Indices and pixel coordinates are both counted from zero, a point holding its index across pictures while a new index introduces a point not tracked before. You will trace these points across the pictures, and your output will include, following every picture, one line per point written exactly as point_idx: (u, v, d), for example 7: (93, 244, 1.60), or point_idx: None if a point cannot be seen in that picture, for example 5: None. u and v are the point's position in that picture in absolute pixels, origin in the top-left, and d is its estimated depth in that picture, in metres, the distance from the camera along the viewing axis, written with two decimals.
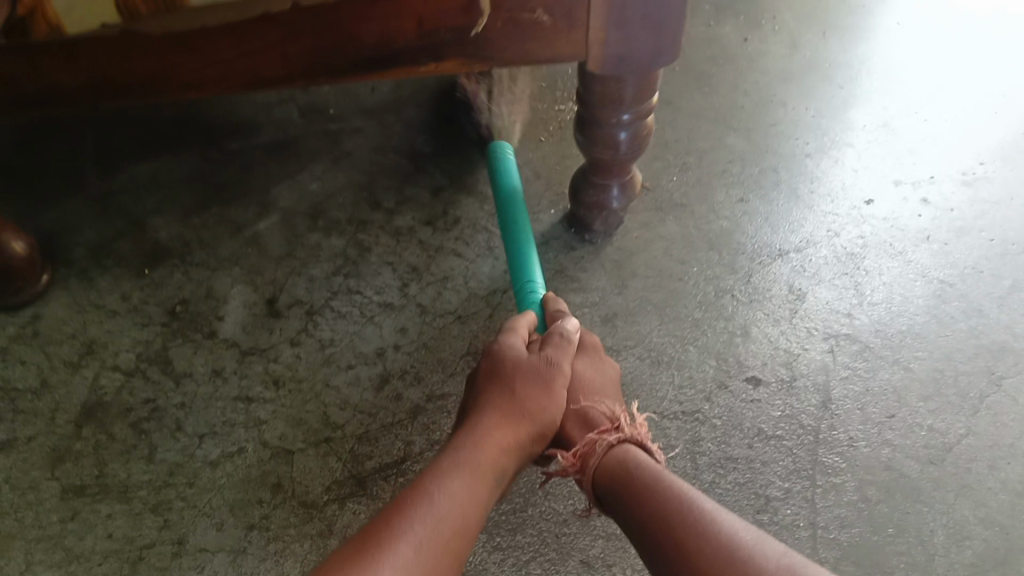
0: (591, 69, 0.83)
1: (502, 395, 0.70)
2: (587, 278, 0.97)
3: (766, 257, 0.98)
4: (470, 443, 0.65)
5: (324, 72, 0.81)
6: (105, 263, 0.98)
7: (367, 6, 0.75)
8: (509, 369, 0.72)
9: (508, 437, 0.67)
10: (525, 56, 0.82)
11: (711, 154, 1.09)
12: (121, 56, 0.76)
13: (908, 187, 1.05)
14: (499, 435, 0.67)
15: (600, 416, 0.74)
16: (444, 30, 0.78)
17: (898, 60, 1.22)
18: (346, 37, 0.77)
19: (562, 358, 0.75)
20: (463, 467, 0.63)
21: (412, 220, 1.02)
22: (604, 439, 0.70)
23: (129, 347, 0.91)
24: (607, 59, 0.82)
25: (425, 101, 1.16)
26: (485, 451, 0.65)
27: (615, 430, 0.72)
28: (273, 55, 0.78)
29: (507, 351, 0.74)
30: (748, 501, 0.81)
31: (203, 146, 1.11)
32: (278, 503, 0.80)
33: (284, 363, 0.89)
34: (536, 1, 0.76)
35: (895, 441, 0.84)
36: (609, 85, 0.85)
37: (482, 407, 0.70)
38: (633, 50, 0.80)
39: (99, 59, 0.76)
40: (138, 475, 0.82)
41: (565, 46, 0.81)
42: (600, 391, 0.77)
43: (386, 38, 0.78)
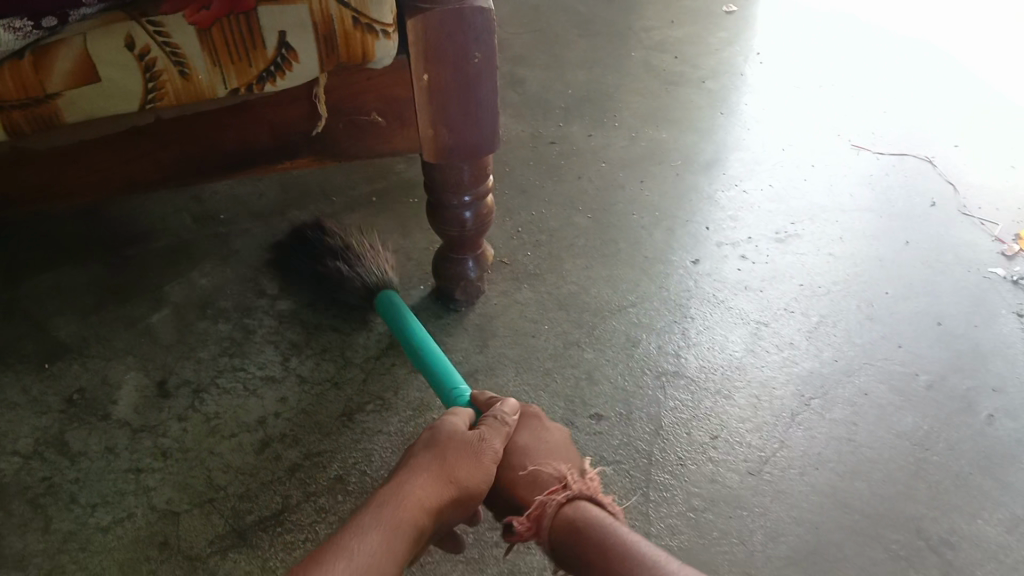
0: (429, 159, 0.96)
1: (436, 459, 0.71)
2: (451, 341, 1.09)
3: (607, 313, 1.13)
4: (395, 500, 0.66)
5: (193, 177, 0.93)
6: (8, 361, 1.07)
7: (222, 115, 0.88)
8: (445, 439, 0.72)
9: (430, 502, 0.67)
10: (370, 152, 0.96)
11: (561, 232, 1.24)
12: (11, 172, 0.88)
13: (728, 247, 1.21)
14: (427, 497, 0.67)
15: (551, 476, 0.75)
16: (293, 131, 0.91)
17: (725, 139, 1.40)
18: (207, 141, 0.89)
19: (496, 436, 0.74)
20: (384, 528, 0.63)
21: (294, 303, 1.14)
22: (553, 499, 0.71)
23: (28, 433, 0.99)
24: (440, 152, 0.95)
25: (307, 204, 1.29)
26: (405, 513, 0.65)
27: (565, 489, 0.73)
28: (148, 162, 0.90)
29: (447, 424, 0.74)
30: None
31: (104, 254, 1.21)
32: (164, 559, 0.87)
33: (172, 437, 0.98)
34: (369, 104, 0.91)
35: (717, 457, 0.98)
36: (448, 173, 0.99)
37: (414, 468, 0.70)
38: (461, 142, 0.94)
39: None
40: (34, 545, 0.89)
41: (402, 139, 0.95)
42: (544, 457, 0.77)
43: (243, 142, 0.90)
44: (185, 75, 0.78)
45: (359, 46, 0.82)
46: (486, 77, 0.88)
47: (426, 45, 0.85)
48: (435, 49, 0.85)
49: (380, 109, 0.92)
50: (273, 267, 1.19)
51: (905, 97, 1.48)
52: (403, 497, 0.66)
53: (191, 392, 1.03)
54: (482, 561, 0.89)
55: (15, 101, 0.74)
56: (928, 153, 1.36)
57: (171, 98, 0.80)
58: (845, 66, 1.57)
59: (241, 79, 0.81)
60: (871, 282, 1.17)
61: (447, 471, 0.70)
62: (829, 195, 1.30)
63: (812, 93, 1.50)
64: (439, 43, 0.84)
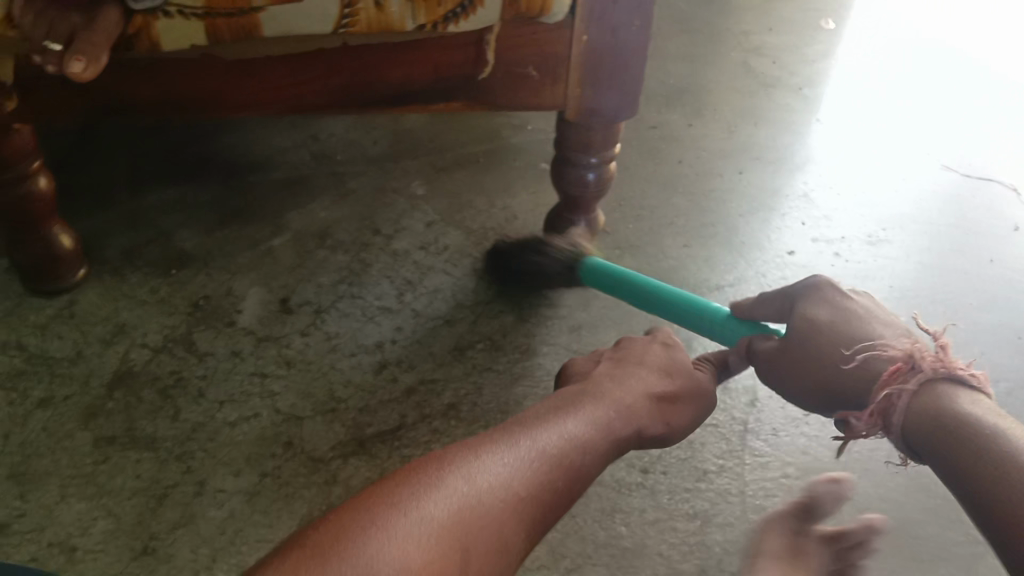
0: (568, 116, 1.01)
1: (611, 375, 0.69)
2: (557, 296, 1.13)
3: (706, 290, 1.16)
4: (554, 413, 0.62)
5: (351, 106, 0.97)
6: (136, 263, 1.12)
7: (396, 51, 0.92)
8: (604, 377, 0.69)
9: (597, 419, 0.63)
10: (519, 103, 0.99)
11: (661, 210, 1.29)
12: (190, 77, 0.91)
13: (823, 243, 1.26)
14: (609, 406, 0.64)
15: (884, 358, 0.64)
16: (455, 74, 0.95)
17: (818, 145, 1.45)
18: (374, 74, 0.93)
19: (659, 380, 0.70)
20: (564, 420, 0.61)
21: (408, 244, 1.19)
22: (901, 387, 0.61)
23: (157, 329, 1.03)
24: (582, 110, 1.00)
25: (419, 155, 1.36)
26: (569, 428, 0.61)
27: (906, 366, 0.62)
28: (315, 85, 0.94)
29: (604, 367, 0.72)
30: (689, 472, 0.96)
31: (225, 177, 1.27)
32: (289, 456, 0.91)
33: (295, 349, 1.03)
34: (529, 58, 0.95)
35: (809, 432, 1.01)
36: (582, 131, 1.04)
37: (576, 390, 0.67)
38: (603, 102, 0.99)
39: (170, 73, 0.91)
40: (164, 431, 0.92)
41: (548, 96, 0.99)
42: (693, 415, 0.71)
43: (406, 80, 0.95)
44: (379, 4, 0.83)
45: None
46: (640, 42, 0.93)
47: (589, 8, 0.90)
48: (602, 9, 0.90)
49: (536, 64, 0.95)
50: (386, 210, 1.24)
51: (990, 127, 1.53)
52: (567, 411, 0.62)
53: (311, 312, 1.08)
54: (588, 495, 0.92)
55: (224, 9, 0.81)
56: (1012, 182, 1.41)
57: (361, 26, 0.85)
58: (933, 92, 1.62)
59: (428, 15, 0.85)
60: (957, 293, 1.22)
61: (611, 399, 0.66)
62: (917, 208, 1.35)
63: (901, 112, 1.56)
64: (606, 4, 0.89)
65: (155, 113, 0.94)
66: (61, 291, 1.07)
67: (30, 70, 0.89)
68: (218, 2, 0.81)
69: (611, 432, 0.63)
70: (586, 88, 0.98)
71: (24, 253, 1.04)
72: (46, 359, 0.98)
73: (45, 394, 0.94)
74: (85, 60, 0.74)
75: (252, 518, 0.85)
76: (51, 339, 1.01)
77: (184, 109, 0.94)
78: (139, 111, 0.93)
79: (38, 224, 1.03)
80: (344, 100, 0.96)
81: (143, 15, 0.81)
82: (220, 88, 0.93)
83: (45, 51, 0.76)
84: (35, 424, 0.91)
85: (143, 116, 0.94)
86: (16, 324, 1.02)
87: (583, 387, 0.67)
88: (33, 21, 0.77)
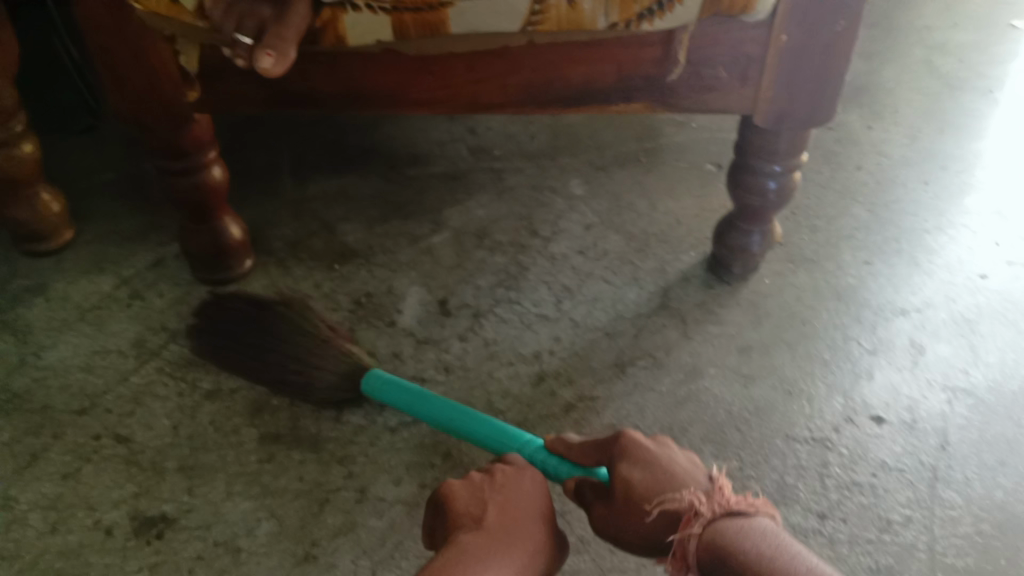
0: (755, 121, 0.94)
1: (518, 504, 0.69)
2: (723, 312, 1.07)
3: (888, 313, 1.07)
4: (473, 539, 0.65)
5: (532, 104, 0.93)
6: (300, 256, 1.12)
7: (582, 52, 0.88)
8: (472, 502, 0.69)
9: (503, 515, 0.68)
10: (702, 107, 0.93)
11: (838, 222, 1.20)
12: (372, 71, 0.90)
13: (1021, 268, 1.14)
14: (529, 542, 0.67)
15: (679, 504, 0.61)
16: (640, 77, 0.90)
17: (1013, 154, 1.32)
18: (558, 71, 0.90)
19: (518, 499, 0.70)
20: (491, 553, 0.64)
21: (567, 248, 1.15)
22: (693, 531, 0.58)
23: (321, 326, 1.03)
24: (771, 115, 0.93)
25: (578, 152, 1.31)
26: (485, 534, 0.66)
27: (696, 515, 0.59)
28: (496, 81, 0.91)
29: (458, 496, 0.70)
30: (872, 523, 0.85)
31: (385, 171, 1.27)
32: (448, 468, 0.89)
33: (454, 354, 1.01)
34: (720, 58, 0.89)
35: (1008, 485, 0.89)
36: (767, 136, 0.97)
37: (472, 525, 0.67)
38: (795, 106, 0.92)
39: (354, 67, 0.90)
40: (327, 432, 0.91)
41: (735, 100, 0.92)
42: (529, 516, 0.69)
43: (588, 82, 0.91)
44: (572, 1, 0.80)
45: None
46: (841, 44, 0.86)
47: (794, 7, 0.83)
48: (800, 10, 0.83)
49: (727, 65, 0.89)
50: (544, 211, 1.20)
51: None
52: (470, 546, 0.64)
53: (470, 316, 1.06)
54: None
55: (411, 4, 0.80)
56: None
57: (551, 24, 0.82)
58: None
59: (622, 14, 0.81)
60: None
61: (504, 512, 0.68)
62: None
63: None
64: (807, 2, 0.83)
65: (336, 105, 0.94)
66: (229, 282, 1.09)
67: (218, 57, 0.89)
68: None
69: (525, 555, 0.66)
70: (777, 92, 0.91)
71: (196, 242, 1.06)
72: None
73: (213, 386, 0.95)
74: (274, 55, 0.77)
75: (412, 531, 0.83)
76: None
77: (364, 103, 0.93)
78: (319, 102, 0.93)
79: (211, 214, 1.04)
80: (524, 96, 0.92)
81: (332, 8, 0.81)
82: (400, 84, 0.92)
83: (237, 43, 0.78)
84: (203, 416, 0.92)
85: (322, 107, 0.94)
86: (187, 313, 1.04)
87: (502, 520, 0.68)
88: (224, 14, 0.77)
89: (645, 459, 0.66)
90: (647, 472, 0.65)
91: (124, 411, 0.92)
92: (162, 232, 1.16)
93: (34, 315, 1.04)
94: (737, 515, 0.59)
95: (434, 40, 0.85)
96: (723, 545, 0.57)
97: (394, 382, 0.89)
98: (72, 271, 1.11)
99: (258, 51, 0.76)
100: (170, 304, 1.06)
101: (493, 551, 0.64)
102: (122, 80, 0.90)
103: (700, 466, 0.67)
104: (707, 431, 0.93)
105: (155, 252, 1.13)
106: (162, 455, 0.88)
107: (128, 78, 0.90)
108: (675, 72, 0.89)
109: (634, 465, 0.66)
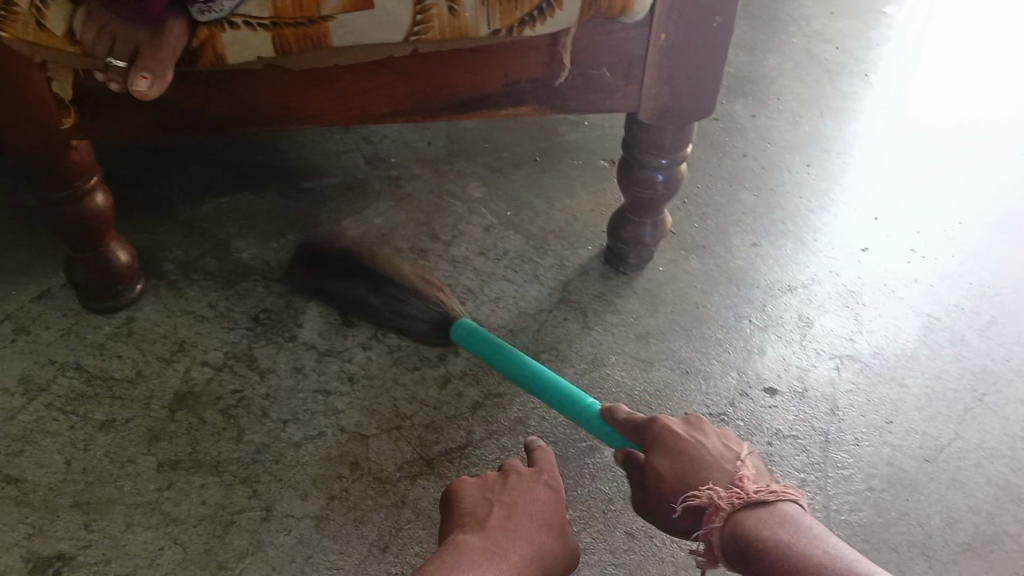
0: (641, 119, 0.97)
1: (527, 511, 0.74)
2: (621, 302, 1.09)
3: (777, 291, 1.11)
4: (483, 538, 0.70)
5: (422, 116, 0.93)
6: (193, 277, 1.10)
7: (466, 58, 0.89)
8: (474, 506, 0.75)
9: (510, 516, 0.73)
10: (590, 107, 0.95)
11: (728, 207, 1.24)
12: (254, 90, 0.88)
13: (898, 238, 1.19)
14: (533, 542, 0.72)
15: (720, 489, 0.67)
16: (526, 79, 0.91)
17: (887, 132, 1.38)
18: (444, 79, 0.90)
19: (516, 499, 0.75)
20: (485, 556, 0.68)
21: (466, 250, 1.16)
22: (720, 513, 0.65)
23: (218, 346, 1.01)
24: (657, 111, 0.96)
25: (473, 156, 1.32)
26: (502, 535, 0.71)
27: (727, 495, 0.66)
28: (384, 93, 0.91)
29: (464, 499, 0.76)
30: None
31: (278, 186, 1.25)
32: (356, 478, 0.88)
33: (357, 363, 1.01)
34: (602, 58, 0.91)
35: (894, 442, 0.94)
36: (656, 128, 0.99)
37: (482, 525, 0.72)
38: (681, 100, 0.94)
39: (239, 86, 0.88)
40: (229, 453, 0.89)
41: (620, 98, 0.95)
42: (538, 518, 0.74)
43: (474, 87, 0.91)
44: (453, 10, 0.81)
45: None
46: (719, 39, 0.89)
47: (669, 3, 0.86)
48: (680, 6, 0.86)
49: (611, 65, 0.91)
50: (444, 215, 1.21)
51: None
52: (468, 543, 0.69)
53: (371, 325, 1.05)
54: None
55: (291, 19, 0.79)
56: None
57: (435, 32, 0.83)
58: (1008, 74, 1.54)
59: (504, 20, 0.83)
60: None
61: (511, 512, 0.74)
62: (998, 197, 1.27)
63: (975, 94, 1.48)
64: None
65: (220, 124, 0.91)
66: (119, 308, 1.05)
67: (91, 82, 0.86)
68: (286, 11, 0.79)
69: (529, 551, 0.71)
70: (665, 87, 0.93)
71: (82, 269, 1.02)
72: (107, 379, 0.96)
73: (107, 416, 0.92)
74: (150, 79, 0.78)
75: (321, 544, 0.82)
76: (111, 358, 0.99)
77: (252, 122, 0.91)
78: (202, 125, 0.91)
79: (96, 239, 1.01)
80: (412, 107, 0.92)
81: (210, 27, 0.79)
82: (285, 102, 0.90)
83: (111, 67, 0.80)
84: (98, 448, 0.89)
85: (205, 130, 0.91)
86: (77, 343, 1.01)
87: (503, 521, 0.73)
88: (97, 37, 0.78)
89: (678, 455, 0.70)
90: (676, 466, 0.70)
91: (12, 450, 0.88)
92: (47, 260, 1.13)
93: None
94: (760, 504, 0.65)
95: (318, 55, 0.84)
96: (743, 534, 0.64)
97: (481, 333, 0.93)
98: None
99: (134, 75, 0.77)
100: (58, 335, 1.02)
101: (501, 557, 0.69)
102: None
103: (736, 447, 0.72)
104: None
105: (39, 283, 1.09)
106: (56, 491, 0.85)
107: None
108: (562, 72, 0.90)
109: (664, 456, 0.70)
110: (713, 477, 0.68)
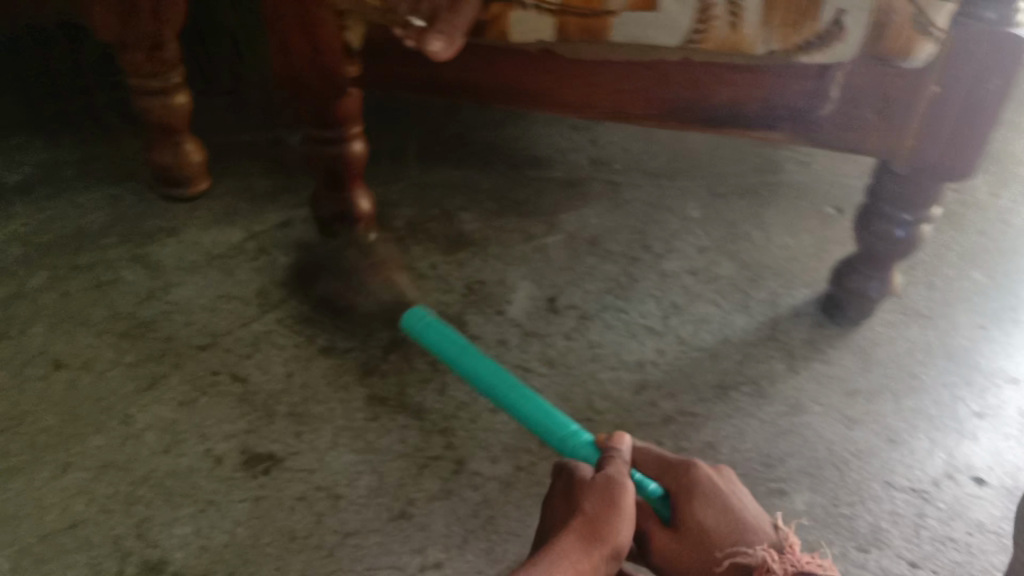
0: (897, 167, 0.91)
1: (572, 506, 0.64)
2: (832, 353, 1.05)
3: (999, 379, 1.04)
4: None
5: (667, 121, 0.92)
6: (419, 237, 1.15)
7: (732, 71, 0.86)
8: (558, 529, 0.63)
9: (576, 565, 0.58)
10: (846, 145, 0.89)
11: (957, 288, 1.18)
12: (524, 70, 0.92)
13: None
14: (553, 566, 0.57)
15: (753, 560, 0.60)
16: (786, 107, 0.88)
17: None
18: (692, 90, 0.88)
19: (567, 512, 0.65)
20: None
21: (678, 266, 1.13)
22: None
23: (432, 304, 1.05)
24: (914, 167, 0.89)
25: (695, 178, 1.31)
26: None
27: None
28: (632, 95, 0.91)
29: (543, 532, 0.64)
30: None
31: (505, 170, 1.29)
32: (544, 457, 0.88)
33: (557, 350, 0.99)
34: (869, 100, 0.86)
35: None
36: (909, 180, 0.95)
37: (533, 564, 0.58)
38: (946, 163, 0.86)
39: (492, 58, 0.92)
40: (431, 402, 0.93)
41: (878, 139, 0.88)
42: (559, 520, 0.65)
43: (736, 101, 0.88)
44: (733, 24, 0.82)
45: (903, 41, 0.82)
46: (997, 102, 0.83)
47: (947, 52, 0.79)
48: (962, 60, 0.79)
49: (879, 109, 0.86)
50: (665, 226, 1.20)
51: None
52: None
53: (577, 316, 1.04)
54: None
55: (577, 8, 0.85)
56: None
57: (710, 44, 0.84)
58: None
59: (783, 42, 0.83)
60: None
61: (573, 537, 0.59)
62: None
63: None
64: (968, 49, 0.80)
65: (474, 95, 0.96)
66: (350, 246, 1.11)
67: (390, 36, 0.95)
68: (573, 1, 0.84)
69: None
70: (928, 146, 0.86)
71: (327, 207, 1.07)
72: (331, 306, 1.03)
73: (328, 344, 0.98)
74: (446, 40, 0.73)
75: (504, 507, 0.83)
76: (340, 293, 1.06)
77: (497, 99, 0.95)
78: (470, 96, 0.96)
79: (344, 184, 1.05)
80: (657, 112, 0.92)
81: (502, 5, 0.87)
82: (548, 87, 0.92)
83: (408, 25, 0.76)
84: (316, 368, 0.95)
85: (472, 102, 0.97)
86: (309, 274, 1.08)
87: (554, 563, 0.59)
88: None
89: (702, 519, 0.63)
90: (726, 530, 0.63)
91: (242, 356, 0.95)
92: (293, 195, 1.21)
93: (167, 253, 1.07)
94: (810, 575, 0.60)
95: (593, 47, 0.88)
96: None
97: (440, 326, 0.86)
98: (206, 218, 1.14)
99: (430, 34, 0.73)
100: (294, 263, 1.09)
101: None
102: (285, 47, 0.89)
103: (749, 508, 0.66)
104: (804, 465, 0.89)
105: (284, 213, 1.17)
106: (276, 399, 0.91)
107: (291, 46, 0.88)
108: (833, 95, 0.85)
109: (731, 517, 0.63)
110: (757, 540, 0.62)
